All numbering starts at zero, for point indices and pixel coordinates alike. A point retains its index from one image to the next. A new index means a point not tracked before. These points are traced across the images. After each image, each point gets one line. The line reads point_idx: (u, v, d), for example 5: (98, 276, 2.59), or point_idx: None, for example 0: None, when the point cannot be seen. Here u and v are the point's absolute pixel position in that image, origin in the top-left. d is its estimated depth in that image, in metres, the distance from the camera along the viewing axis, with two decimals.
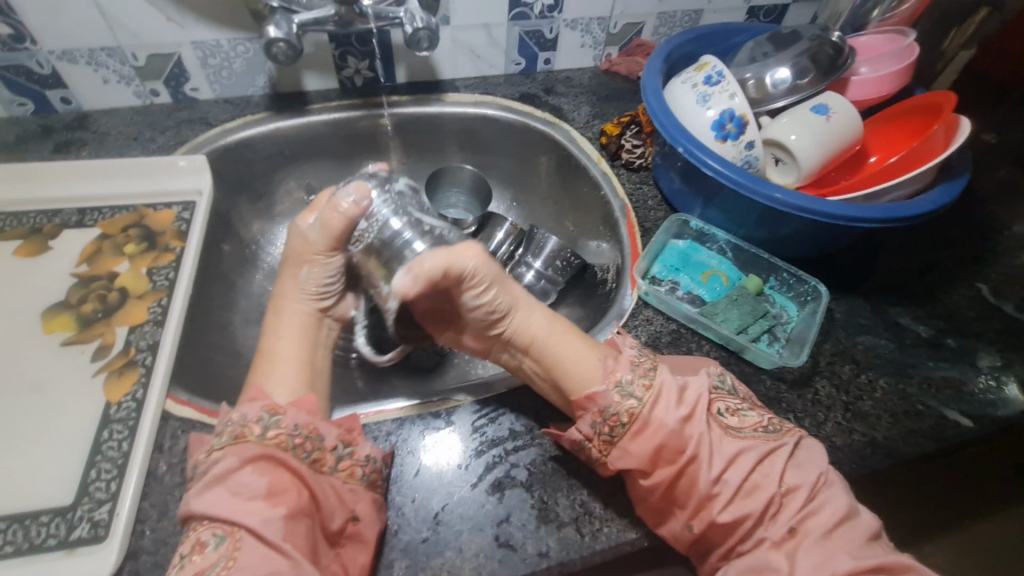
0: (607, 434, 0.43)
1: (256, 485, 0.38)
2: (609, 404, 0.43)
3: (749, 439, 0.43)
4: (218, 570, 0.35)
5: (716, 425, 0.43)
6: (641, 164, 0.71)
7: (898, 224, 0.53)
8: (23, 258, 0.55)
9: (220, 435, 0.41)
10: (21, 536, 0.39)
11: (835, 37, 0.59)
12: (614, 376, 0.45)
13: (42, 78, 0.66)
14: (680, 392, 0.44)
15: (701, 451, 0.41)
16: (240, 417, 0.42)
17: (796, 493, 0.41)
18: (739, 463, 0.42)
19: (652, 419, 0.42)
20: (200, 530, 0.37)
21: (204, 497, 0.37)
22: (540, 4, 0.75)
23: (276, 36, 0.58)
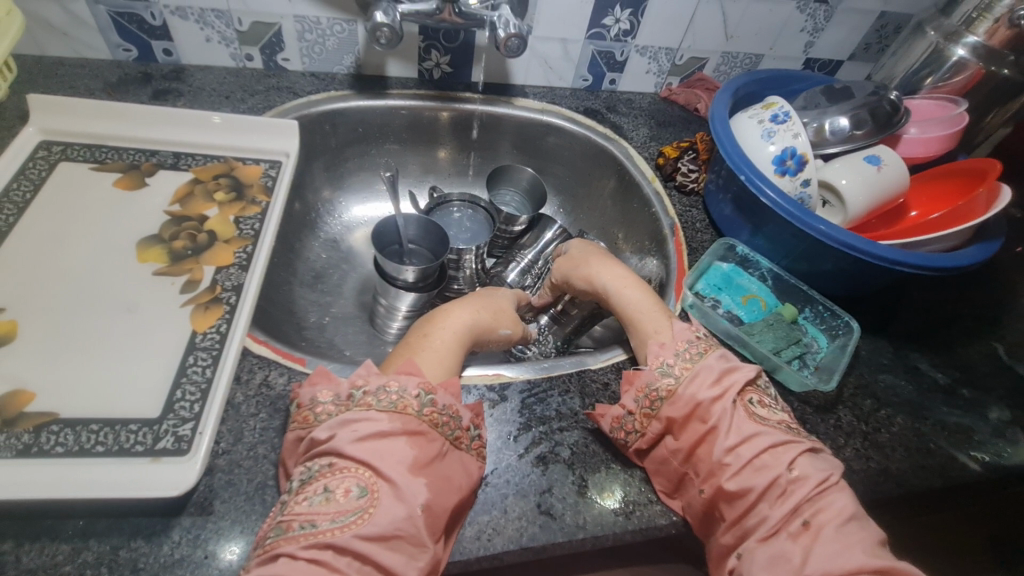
0: (648, 408, 0.49)
1: (405, 454, 0.40)
2: (651, 381, 0.49)
3: (770, 427, 0.47)
4: (354, 518, 0.36)
5: (743, 409, 0.48)
6: (693, 188, 0.75)
7: (934, 273, 0.57)
8: (122, 189, 0.58)
9: (379, 400, 0.41)
10: (111, 439, 0.42)
11: (893, 96, 0.64)
12: (657, 359, 0.51)
13: (151, 29, 0.70)
14: (718, 375, 0.49)
15: (720, 425, 0.46)
16: (399, 388, 0.42)
17: (807, 482, 0.43)
18: (756, 443, 0.45)
19: (685, 393, 0.48)
20: (344, 475, 0.38)
21: (351, 439, 0.39)
22: (617, 28, 0.81)
23: (383, 21, 0.63)
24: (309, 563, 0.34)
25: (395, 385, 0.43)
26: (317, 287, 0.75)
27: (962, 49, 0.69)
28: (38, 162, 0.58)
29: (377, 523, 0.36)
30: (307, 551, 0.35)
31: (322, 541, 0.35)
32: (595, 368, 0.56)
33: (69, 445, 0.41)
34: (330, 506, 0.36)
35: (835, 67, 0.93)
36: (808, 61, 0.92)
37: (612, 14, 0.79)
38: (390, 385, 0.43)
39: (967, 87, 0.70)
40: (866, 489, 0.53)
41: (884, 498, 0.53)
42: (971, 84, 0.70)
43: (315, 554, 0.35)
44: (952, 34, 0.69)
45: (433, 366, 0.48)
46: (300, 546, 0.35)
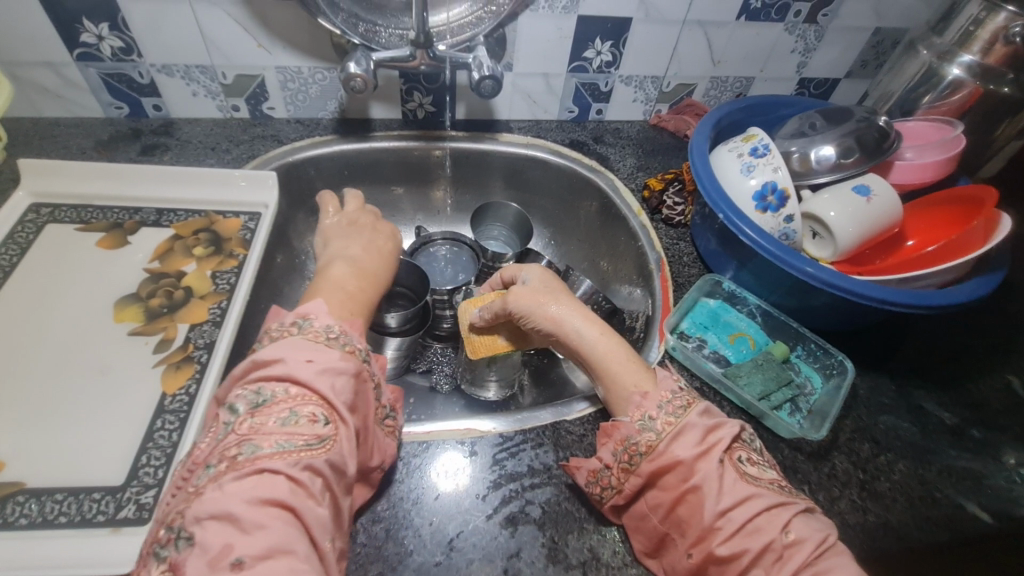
0: (626, 462, 0.45)
1: (351, 395, 0.40)
2: (630, 434, 0.46)
3: (763, 489, 0.42)
4: (322, 445, 0.36)
5: (732, 468, 0.43)
6: (680, 221, 0.73)
7: (929, 311, 0.54)
8: (104, 249, 0.60)
9: (337, 343, 0.42)
10: (75, 509, 0.42)
11: (882, 123, 0.62)
12: (639, 410, 0.46)
13: (140, 87, 0.73)
14: (703, 433, 0.44)
15: (705, 486, 0.41)
16: (348, 337, 0.43)
17: (804, 546, 0.39)
18: (749, 505, 0.41)
19: (666, 452, 0.44)
20: (306, 403, 0.37)
21: (312, 372, 0.38)
22: (599, 59, 0.80)
23: (355, 72, 0.63)
24: (290, 481, 0.34)
25: (342, 330, 0.43)
26: None
27: (956, 68, 0.66)
28: (26, 226, 0.60)
29: (338, 455, 0.37)
30: (293, 469, 0.34)
31: (302, 461, 0.35)
32: (571, 419, 0.54)
33: (33, 516, 0.42)
34: (299, 428, 0.36)
35: (830, 86, 0.91)
36: (802, 81, 0.89)
37: (593, 47, 0.78)
38: (335, 327, 0.43)
39: (965, 107, 0.68)
40: (864, 545, 0.49)
41: (884, 555, 0.49)
42: (970, 104, 0.67)
43: (291, 478, 0.34)
44: (946, 54, 0.66)
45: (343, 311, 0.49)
46: (284, 463, 0.34)
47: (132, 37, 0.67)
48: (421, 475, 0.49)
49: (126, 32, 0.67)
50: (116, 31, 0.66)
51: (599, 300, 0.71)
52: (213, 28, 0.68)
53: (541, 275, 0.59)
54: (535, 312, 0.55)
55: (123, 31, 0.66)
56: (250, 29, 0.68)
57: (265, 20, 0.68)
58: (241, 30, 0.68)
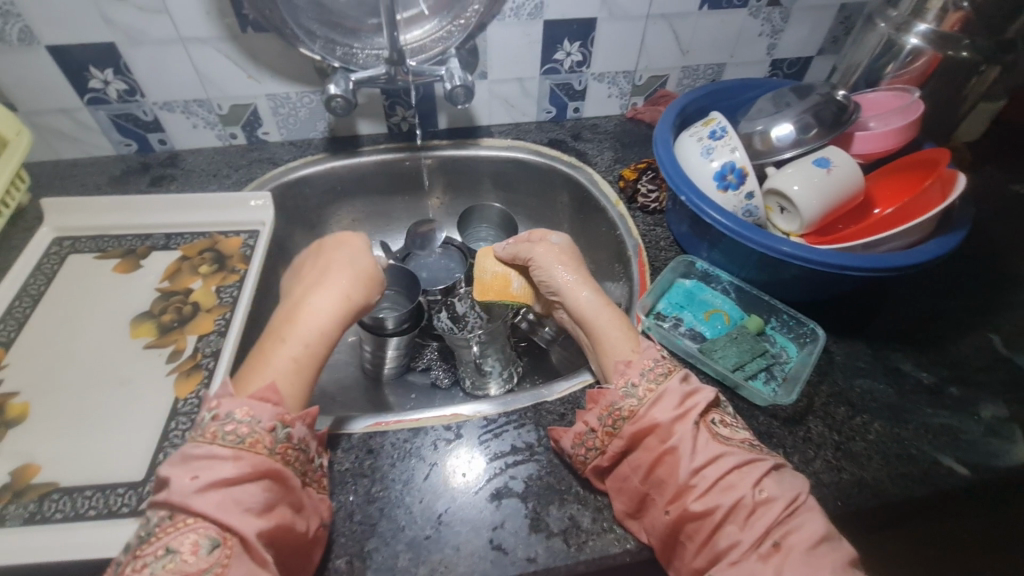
0: (610, 426, 0.49)
1: (254, 499, 0.40)
2: (614, 400, 0.49)
3: (735, 448, 0.47)
4: (210, 574, 0.37)
5: (706, 431, 0.47)
6: (656, 208, 0.76)
7: (890, 273, 0.56)
8: (120, 273, 0.66)
9: (232, 438, 0.42)
10: (102, 503, 0.48)
11: (840, 97, 0.64)
12: (623, 378, 0.50)
13: (145, 124, 0.79)
14: (681, 398, 0.48)
15: (682, 446, 0.46)
16: (251, 422, 0.43)
17: (775, 503, 0.43)
18: (720, 463, 0.45)
19: (647, 416, 0.48)
20: (189, 530, 0.38)
21: (194, 489, 0.39)
22: (570, 60, 0.83)
23: (336, 93, 0.68)
24: None
25: (246, 415, 0.43)
26: None
27: (913, 38, 0.67)
28: (50, 258, 0.67)
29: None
30: None
31: None
32: (551, 401, 0.58)
33: (67, 511, 0.47)
34: (179, 564, 0.37)
35: (803, 65, 0.92)
36: (774, 62, 0.91)
37: (562, 49, 0.81)
38: (238, 414, 0.43)
39: (927, 74, 0.68)
40: (839, 502, 0.51)
41: (858, 511, 0.51)
42: (931, 70, 0.68)
43: None
44: (902, 24, 0.68)
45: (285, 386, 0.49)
46: None
47: (135, 80, 0.74)
48: (409, 458, 0.53)
49: (130, 76, 0.73)
50: (122, 76, 0.73)
51: None
52: (206, 65, 0.74)
53: (568, 245, 0.67)
54: (550, 271, 0.64)
55: (127, 75, 0.73)
56: (239, 63, 0.74)
57: (252, 53, 0.73)
58: (232, 65, 0.74)
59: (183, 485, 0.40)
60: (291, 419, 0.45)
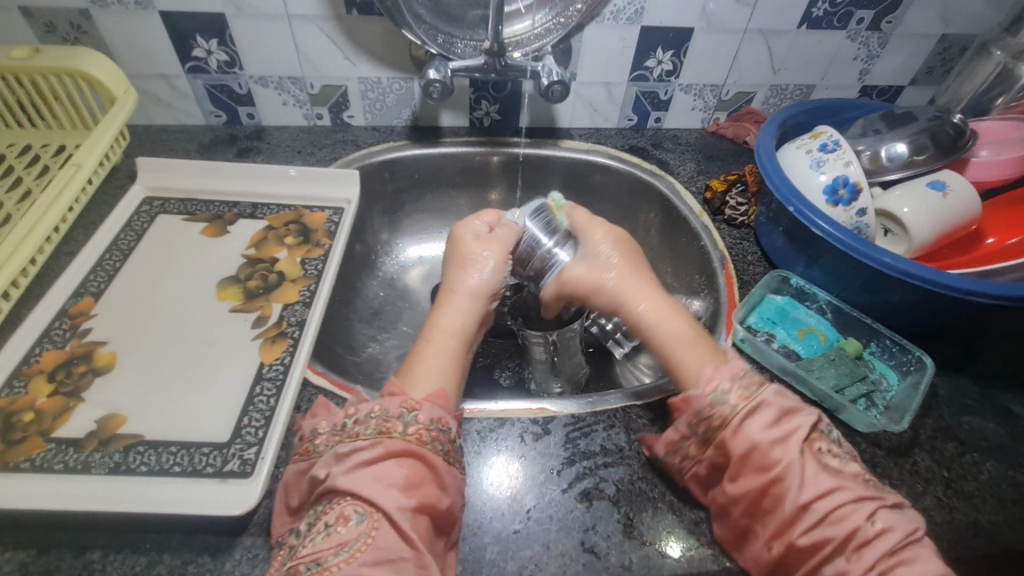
0: (702, 434, 0.47)
1: (396, 476, 0.41)
2: (703, 409, 0.47)
3: (846, 480, 0.43)
4: (359, 544, 0.37)
5: (814, 460, 0.43)
6: (743, 221, 0.74)
7: (1016, 303, 0.53)
8: (208, 237, 0.66)
9: (365, 426, 0.43)
10: (187, 460, 0.46)
11: (956, 120, 0.62)
12: (736, 359, 0.50)
13: (238, 97, 0.80)
14: (779, 416, 0.45)
15: (788, 476, 0.42)
16: (382, 412, 0.44)
17: (889, 535, 0.40)
18: (831, 496, 0.41)
19: (741, 430, 0.45)
20: (342, 506, 0.39)
21: (342, 469, 0.40)
22: (660, 68, 0.83)
23: (435, 78, 0.68)
24: None
25: (377, 410, 0.44)
26: (374, 323, 0.78)
27: None
28: (141, 215, 0.67)
29: (380, 547, 0.37)
30: None
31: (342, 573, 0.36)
32: (640, 405, 0.55)
33: (152, 465, 0.46)
34: (337, 535, 0.38)
35: (894, 93, 0.90)
36: (865, 88, 0.89)
37: (654, 56, 0.81)
38: (374, 410, 0.44)
39: None
40: (952, 543, 0.47)
41: (972, 555, 0.47)
42: None
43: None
44: (1021, 53, 0.66)
45: (431, 377, 0.50)
46: None
47: (236, 51, 0.75)
48: (495, 449, 0.51)
49: (232, 47, 0.74)
50: (224, 47, 0.74)
51: None
52: (307, 42, 0.75)
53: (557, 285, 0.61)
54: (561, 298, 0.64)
55: (229, 46, 0.74)
56: (339, 43, 0.75)
57: (352, 33, 0.74)
58: (331, 45, 0.75)
59: (335, 468, 0.41)
60: (420, 403, 0.45)
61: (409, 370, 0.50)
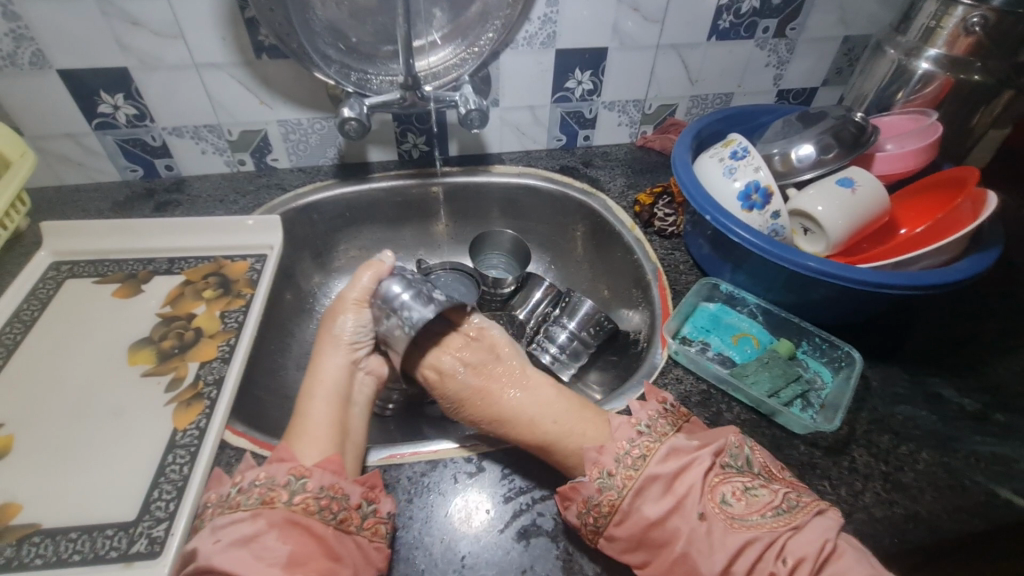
0: (593, 525, 0.44)
1: (278, 553, 0.40)
2: (591, 496, 0.45)
3: (752, 528, 0.42)
4: None
5: (716, 516, 0.43)
6: (673, 232, 0.75)
7: (928, 291, 0.54)
8: (120, 298, 0.63)
9: (248, 496, 0.43)
10: (88, 547, 0.43)
11: (858, 118, 0.63)
12: (597, 466, 0.47)
13: (153, 149, 0.78)
14: (667, 485, 0.45)
15: (690, 548, 0.42)
16: (267, 480, 0.44)
17: (804, 569, 0.40)
18: (742, 553, 0.42)
19: (631, 510, 0.44)
20: None
21: (218, 548, 0.40)
22: (581, 88, 0.84)
23: (349, 115, 0.67)
24: None
25: (262, 478, 0.44)
26: None
27: (925, 63, 0.68)
28: (47, 283, 0.64)
29: None
30: None
31: None
32: None
33: (48, 556, 0.42)
34: None
35: (809, 95, 0.93)
36: (781, 92, 0.92)
37: (574, 77, 0.82)
38: (258, 478, 0.44)
39: (940, 97, 0.69)
40: (893, 540, 0.47)
41: (916, 549, 0.46)
42: (944, 93, 0.68)
43: None
44: (912, 50, 0.69)
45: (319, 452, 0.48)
46: None
47: (144, 104, 0.73)
48: (428, 493, 0.48)
49: (140, 101, 0.72)
50: (131, 100, 0.72)
51: (601, 319, 0.71)
52: (218, 90, 0.73)
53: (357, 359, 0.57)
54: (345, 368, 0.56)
55: (137, 99, 0.72)
56: (252, 88, 0.73)
57: (264, 79, 0.73)
58: (244, 90, 0.73)
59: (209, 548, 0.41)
60: (309, 470, 0.45)
61: (298, 428, 0.50)
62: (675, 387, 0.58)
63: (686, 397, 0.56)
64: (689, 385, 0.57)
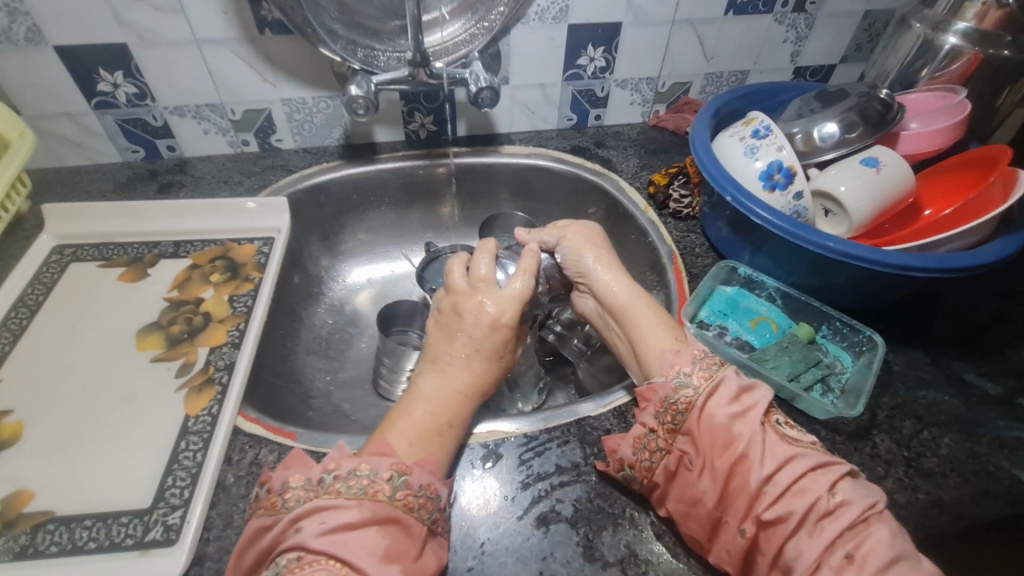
0: (670, 422, 0.45)
1: (376, 543, 0.38)
2: (668, 394, 0.46)
3: (805, 449, 0.42)
4: None
5: (772, 431, 0.43)
6: (688, 213, 0.73)
7: (956, 274, 0.53)
8: (126, 282, 0.62)
9: (351, 486, 0.40)
10: (104, 534, 0.42)
11: (883, 95, 0.61)
12: (673, 368, 0.47)
13: (154, 130, 0.76)
14: (738, 391, 0.45)
15: (751, 450, 0.41)
16: (371, 472, 0.41)
17: (849, 508, 0.38)
18: (793, 466, 0.40)
19: (706, 408, 0.44)
20: (313, 569, 0.36)
21: (319, 533, 0.37)
22: (593, 66, 0.81)
23: (357, 93, 0.65)
24: None
25: (367, 469, 0.41)
26: (323, 354, 0.74)
27: (952, 37, 0.65)
28: (51, 267, 0.63)
29: None
30: None
31: None
32: (594, 415, 0.53)
33: (63, 544, 0.42)
34: None
35: (826, 72, 0.91)
36: (799, 70, 0.89)
37: (586, 54, 0.79)
38: (361, 469, 0.41)
39: (966, 74, 0.67)
40: (917, 525, 0.46)
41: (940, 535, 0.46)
42: (971, 69, 0.66)
43: None
44: (940, 24, 0.66)
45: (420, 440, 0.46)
46: None
47: (145, 83, 0.70)
48: (447, 477, 0.48)
49: (140, 79, 0.70)
50: (131, 78, 0.70)
51: None
52: (221, 67, 0.71)
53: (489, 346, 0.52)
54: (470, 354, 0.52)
55: (137, 77, 0.70)
56: (256, 66, 0.71)
57: (268, 55, 0.70)
58: (247, 68, 0.71)
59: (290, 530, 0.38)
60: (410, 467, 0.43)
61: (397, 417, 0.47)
62: None
63: None
64: None
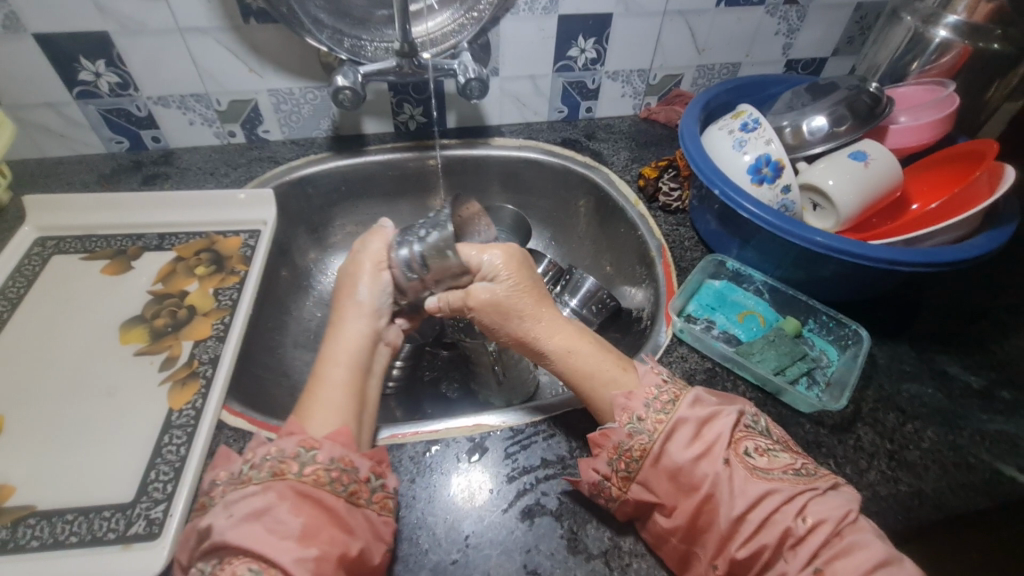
0: (624, 471, 0.43)
1: (321, 533, 0.38)
2: (622, 440, 0.44)
3: (776, 480, 0.40)
4: None
5: (740, 465, 0.41)
6: (678, 207, 0.73)
7: (942, 268, 0.53)
8: (109, 275, 0.61)
9: (297, 473, 0.40)
10: (85, 528, 0.42)
11: (873, 88, 0.61)
12: (627, 413, 0.45)
13: (138, 120, 0.75)
14: (697, 428, 0.43)
15: (716, 491, 0.40)
16: (314, 458, 0.41)
17: (821, 529, 0.38)
18: (763, 503, 0.39)
19: (663, 454, 0.42)
20: (260, 566, 0.36)
21: (263, 526, 0.37)
22: (583, 57, 0.80)
23: (343, 84, 0.64)
24: None
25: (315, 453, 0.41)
26: (311, 347, 0.74)
27: (942, 31, 0.65)
28: (32, 259, 0.62)
29: None
30: None
31: None
32: (581, 409, 0.53)
33: (44, 538, 0.42)
34: None
35: (818, 65, 0.90)
36: (790, 62, 0.88)
37: (576, 46, 0.78)
38: (305, 454, 0.41)
39: (955, 67, 0.67)
40: (899, 517, 0.46)
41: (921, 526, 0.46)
42: (960, 63, 0.66)
43: None
44: (930, 17, 0.66)
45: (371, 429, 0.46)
46: None
47: (127, 73, 0.69)
48: (431, 472, 0.48)
49: (122, 69, 0.69)
50: (113, 68, 0.68)
51: (603, 296, 0.70)
52: (204, 57, 0.70)
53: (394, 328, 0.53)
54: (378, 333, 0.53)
55: (119, 67, 0.68)
56: (240, 56, 0.70)
57: (253, 44, 0.69)
58: (232, 57, 0.70)
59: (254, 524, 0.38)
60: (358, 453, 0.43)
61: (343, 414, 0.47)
62: (680, 364, 0.57)
63: (691, 375, 0.56)
64: (694, 363, 0.57)
